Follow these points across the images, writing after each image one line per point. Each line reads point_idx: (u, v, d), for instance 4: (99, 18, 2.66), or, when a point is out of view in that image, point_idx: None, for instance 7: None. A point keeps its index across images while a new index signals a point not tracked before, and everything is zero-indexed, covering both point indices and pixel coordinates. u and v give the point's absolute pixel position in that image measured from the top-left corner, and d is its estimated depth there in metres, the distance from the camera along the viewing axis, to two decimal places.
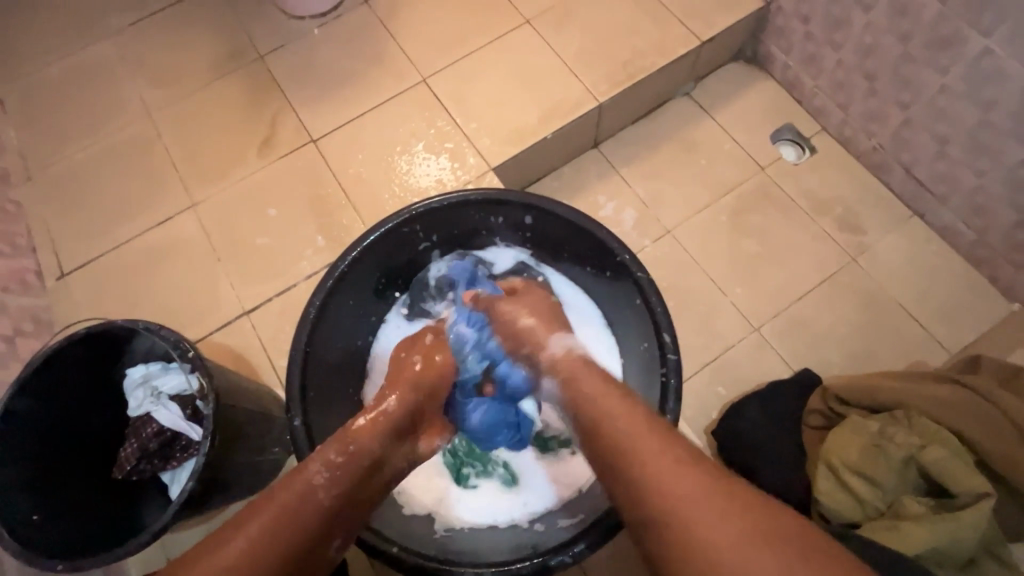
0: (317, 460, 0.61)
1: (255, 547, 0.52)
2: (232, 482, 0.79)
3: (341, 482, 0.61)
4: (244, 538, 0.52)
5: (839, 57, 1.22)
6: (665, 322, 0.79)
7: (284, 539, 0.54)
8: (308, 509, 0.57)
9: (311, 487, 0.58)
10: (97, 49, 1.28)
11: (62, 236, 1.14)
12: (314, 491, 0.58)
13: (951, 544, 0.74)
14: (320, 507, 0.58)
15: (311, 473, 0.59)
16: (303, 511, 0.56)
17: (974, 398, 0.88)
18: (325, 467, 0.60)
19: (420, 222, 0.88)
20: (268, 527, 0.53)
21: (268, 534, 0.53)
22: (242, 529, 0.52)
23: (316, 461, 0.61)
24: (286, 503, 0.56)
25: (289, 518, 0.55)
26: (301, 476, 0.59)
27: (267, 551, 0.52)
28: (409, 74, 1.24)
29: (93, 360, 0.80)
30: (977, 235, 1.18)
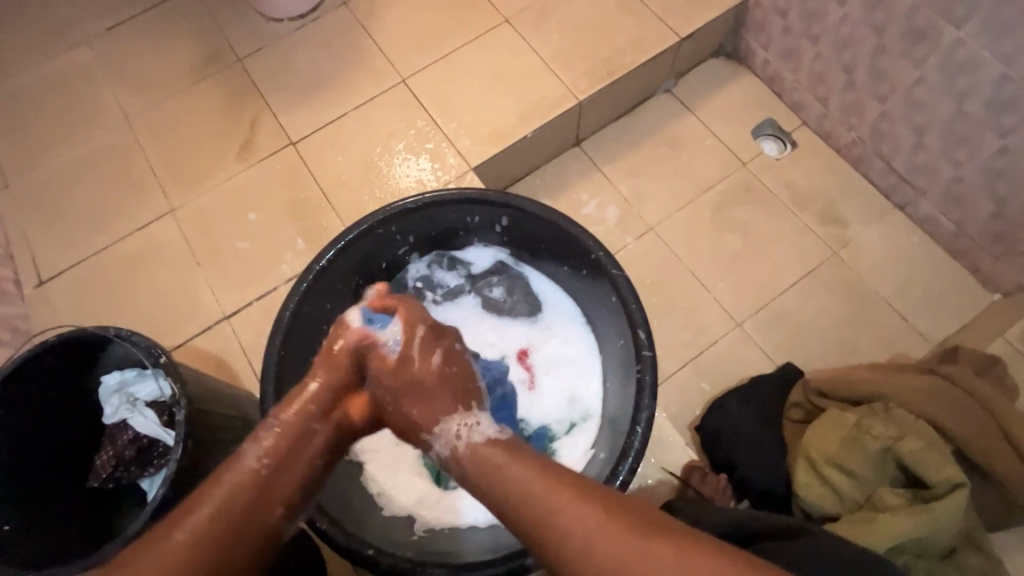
0: (251, 442, 0.57)
1: (190, 541, 0.49)
2: None
3: (280, 456, 0.56)
4: (181, 534, 0.49)
5: (817, 51, 1.23)
6: (641, 318, 0.79)
7: (228, 528, 0.51)
8: (244, 492, 0.53)
9: (247, 472, 0.54)
10: (74, 55, 1.27)
11: (40, 244, 1.13)
12: (251, 475, 0.54)
13: (925, 535, 0.75)
14: (257, 485, 0.54)
15: (245, 459, 0.55)
16: (238, 499, 0.53)
17: (950, 388, 0.89)
18: (259, 447, 0.56)
19: (395, 224, 0.88)
20: (206, 519, 0.51)
21: (204, 524, 0.50)
22: (177, 525, 0.50)
23: (249, 445, 0.57)
24: (222, 491, 0.53)
25: (226, 506, 0.52)
26: (236, 465, 0.55)
27: (203, 542, 0.49)
28: (388, 75, 1.24)
29: (67, 368, 0.79)
30: (956, 226, 1.18)
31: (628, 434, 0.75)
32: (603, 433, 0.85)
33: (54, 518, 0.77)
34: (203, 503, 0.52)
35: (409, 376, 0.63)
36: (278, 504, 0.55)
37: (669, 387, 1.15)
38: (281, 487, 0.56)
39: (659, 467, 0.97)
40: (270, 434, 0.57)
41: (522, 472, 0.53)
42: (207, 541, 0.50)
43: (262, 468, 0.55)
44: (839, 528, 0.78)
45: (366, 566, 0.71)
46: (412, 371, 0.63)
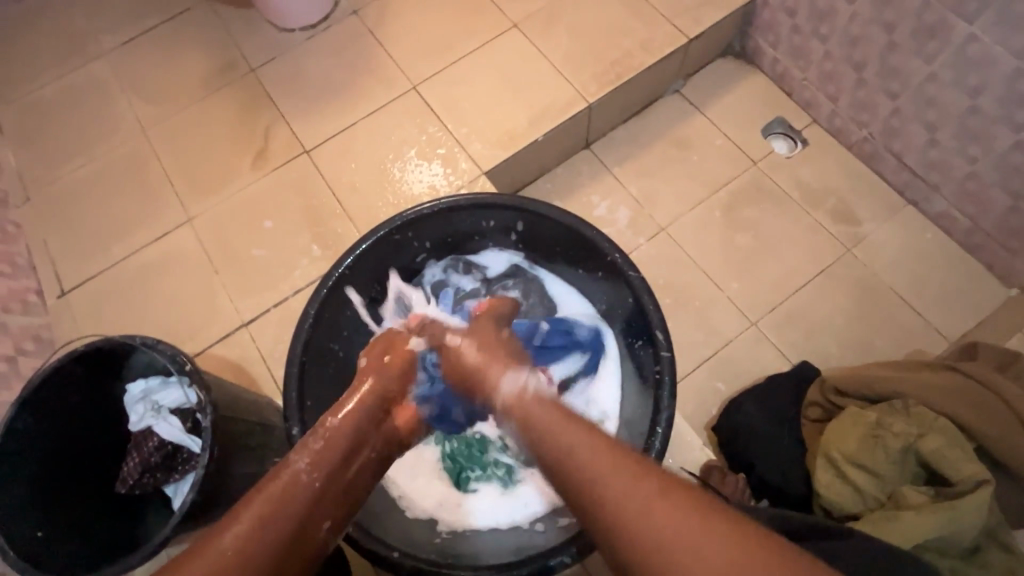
0: (297, 454, 0.60)
1: (246, 539, 0.52)
2: (232, 492, 0.80)
3: (326, 466, 0.60)
4: (226, 540, 0.52)
5: (827, 48, 1.22)
6: (658, 319, 0.79)
7: (267, 533, 0.53)
8: (296, 500, 0.56)
9: (296, 478, 0.57)
10: (91, 69, 1.30)
11: (61, 255, 1.15)
12: (300, 481, 0.57)
13: (950, 532, 0.74)
14: (306, 492, 0.57)
15: (294, 467, 0.58)
16: (287, 504, 0.55)
17: (969, 383, 0.88)
18: (308, 456, 0.60)
19: (411, 230, 0.89)
20: (257, 518, 0.54)
21: (259, 520, 0.54)
22: (232, 523, 0.53)
23: (298, 454, 0.60)
24: (272, 496, 0.56)
25: (277, 510, 0.55)
26: (281, 470, 0.58)
27: (255, 541, 0.52)
28: (399, 82, 1.25)
29: (93, 377, 0.80)
30: (971, 222, 1.18)
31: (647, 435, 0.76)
32: (621, 434, 0.86)
33: (84, 524, 0.79)
34: (258, 501, 0.55)
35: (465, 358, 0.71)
36: (323, 514, 0.58)
37: (685, 387, 1.15)
38: (327, 494, 0.59)
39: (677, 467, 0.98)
40: (319, 442, 0.62)
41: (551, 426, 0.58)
42: (255, 544, 0.52)
43: (312, 477, 0.58)
44: (863, 525, 0.77)
45: (391, 569, 0.72)
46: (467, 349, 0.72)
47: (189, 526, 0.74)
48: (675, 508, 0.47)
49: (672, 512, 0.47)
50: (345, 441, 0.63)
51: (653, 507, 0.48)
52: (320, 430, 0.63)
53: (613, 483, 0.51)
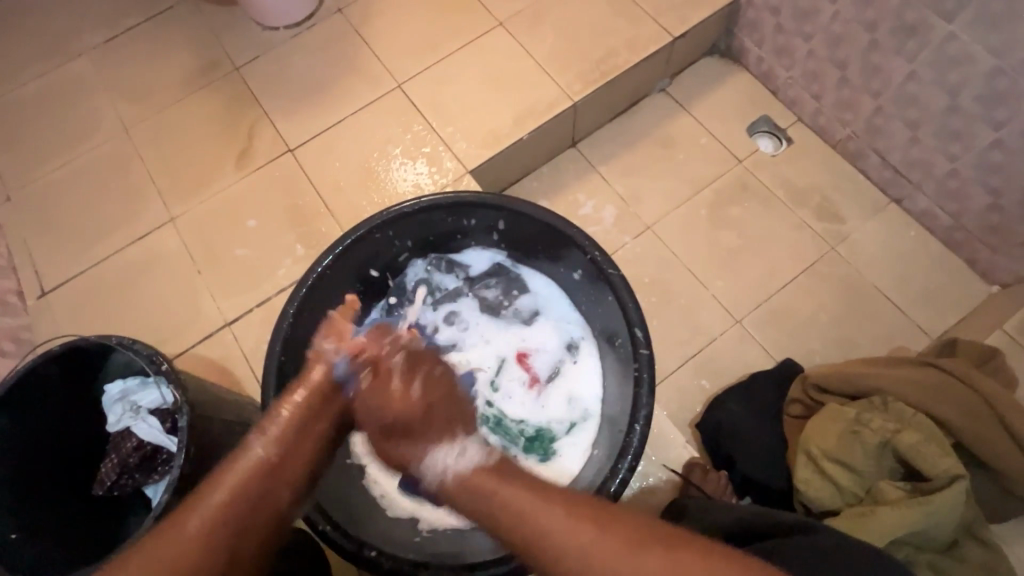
0: (257, 435, 0.61)
1: (212, 524, 0.53)
2: None
3: (282, 443, 0.61)
4: (193, 520, 0.53)
5: (810, 47, 1.23)
6: (637, 317, 0.79)
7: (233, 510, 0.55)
8: (256, 479, 0.57)
9: (256, 461, 0.58)
10: (73, 67, 1.29)
11: (42, 255, 1.14)
12: (258, 463, 0.58)
13: (924, 528, 0.75)
14: (265, 471, 0.58)
15: (252, 448, 0.59)
16: (248, 485, 0.56)
17: (947, 379, 0.89)
18: (263, 438, 0.60)
19: (392, 228, 0.88)
20: (224, 493, 0.55)
21: (221, 505, 0.54)
22: (193, 509, 0.54)
23: (254, 437, 0.60)
24: (232, 479, 0.56)
25: (239, 491, 0.56)
26: (242, 453, 0.59)
27: (220, 524, 0.53)
28: (384, 81, 1.24)
29: (70, 378, 0.80)
30: (952, 219, 1.19)
31: (627, 432, 0.76)
32: (602, 432, 0.86)
33: (60, 526, 0.78)
34: (216, 485, 0.56)
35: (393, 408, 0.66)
36: (283, 483, 0.59)
37: (670, 385, 1.15)
38: (286, 468, 0.60)
39: (660, 465, 0.97)
40: (275, 427, 0.62)
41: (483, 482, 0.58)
42: (220, 528, 0.53)
43: (271, 456, 0.59)
44: (839, 521, 0.78)
45: (369, 568, 0.72)
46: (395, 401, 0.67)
47: None
48: (577, 536, 0.49)
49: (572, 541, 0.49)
50: (300, 416, 0.63)
51: (583, 536, 0.49)
52: (274, 414, 0.63)
53: (544, 526, 0.51)
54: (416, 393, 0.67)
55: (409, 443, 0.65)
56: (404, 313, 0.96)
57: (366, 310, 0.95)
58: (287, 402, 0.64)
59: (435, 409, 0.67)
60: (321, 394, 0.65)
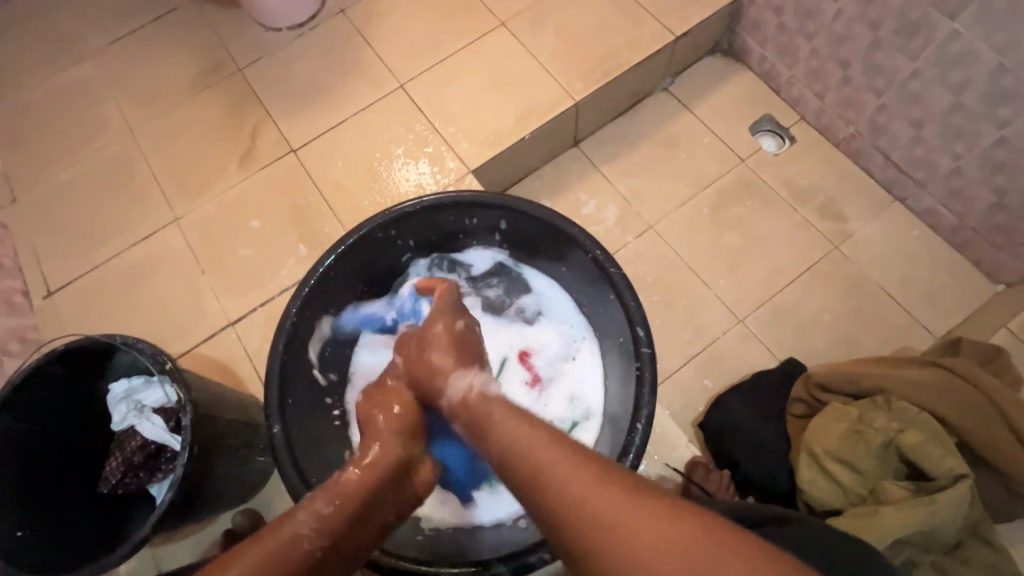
0: (305, 510, 0.57)
1: None
2: (212, 491, 0.80)
3: (329, 534, 0.57)
4: None
5: (813, 46, 1.23)
6: (639, 316, 0.79)
7: None
8: (296, 568, 0.53)
9: (297, 545, 0.54)
10: (78, 69, 1.29)
11: (48, 256, 1.15)
12: (301, 548, 0.54)
13: (927, 526, 0.75)
14: (305, 561, 0.54)
15: (297, 524, 0.55)
16: (282, 572, 0.52)
17: (952, 379, 0.88)
18: (315, 518, 0.57)
19: (394, 228, 0.89)
20: (252, 574, 0.50)
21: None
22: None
23: (305, 511, 0.57)
24: (270, 560, 0.52)
25: (272, 571, 0.51)
26: (286, 522, 0.55)
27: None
28: (386, 81, 1.25)
29: (75, 377, 0.80)
30: (957, 218, 1.18)
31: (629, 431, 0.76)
32: (605, 431, 0.86)
33: (66, 524, 0.79)
34: (251, 563, 0.51)
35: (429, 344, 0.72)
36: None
37: (673, 385, 1.15)
38: (325, 564, 0.56)
39: (661, 463, 0.99)
40: (330, 505, 0.58)
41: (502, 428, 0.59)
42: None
43: (316, 548, 0.55)
44: (843, 521, 0.77)
45: (371, 567, 0.72)
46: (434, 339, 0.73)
47: (169, 525, 0.74)
48: (588, 478, 0.48)
49: (583, 482, 0.48)
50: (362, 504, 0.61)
51: (587, 489, 0.47)
52: (332, 490, 0.60)
53: (552, 468, 0.50)
54: (458, 328, 0.74)
55: (432, 372, 0.69)
56: None
57: None
58: (350, 482, 0.62)
59: (465, 348, 0.72)
60: (379, 477, 0.64)
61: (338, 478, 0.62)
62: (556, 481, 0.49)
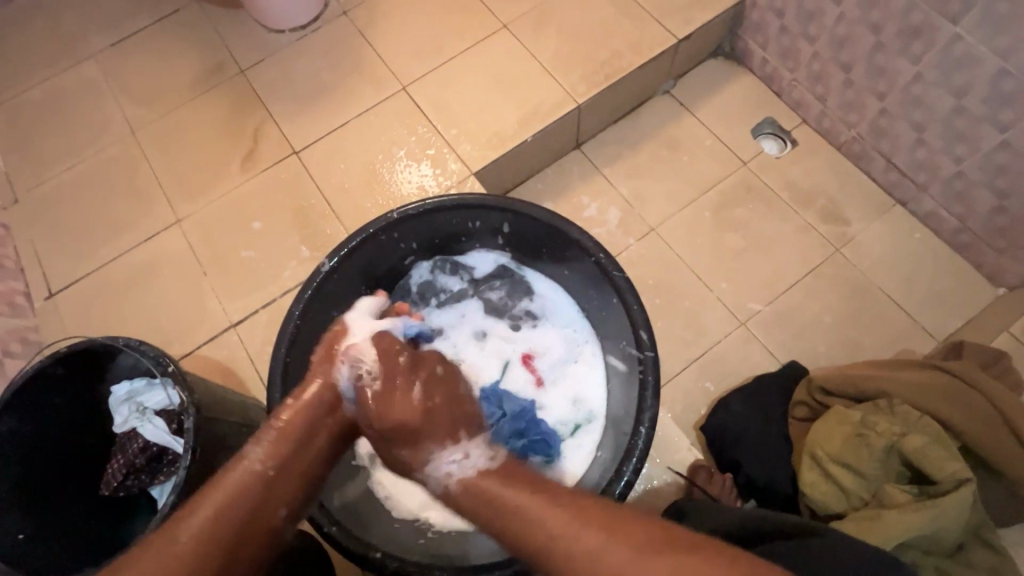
0: (253, 445, 0.61)
1: (200, 536, 0.53)
2: None
3: (278, 458, 0.61)
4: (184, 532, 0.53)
5: (815, 49, 1.23)
6: (642, 319, 0.79)
7: (224, 517, 0.55)
8: (249, 490, 0.58)
9: (251, 474, 0.59)
10: (80, 69, 1.29)
11: (49, 257, 1.15)
12: (251, 475, 0.59)
13: (931, 530, 0.74)
14: (258, 482, 0.59)
15: (247, 461, 0.60)
16: (239, 498, 0.57)
17: (955, 382, 0.88)
18: (260, 448, 0.61)
19: (397, 230, 0.89)
20: (214, 507, 0.56)
21: (211, 519, 0.55)
22: (183, 520, 0.54)
23: (250, 448, 0.61)
24: (224, 492, 0.57)
25: (231, 503, 0.56)
26: (239, 462, 0.60)
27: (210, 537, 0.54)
28: (389, 83, 1.25)
29: (77, 379, 0.80)
30: (959, 222, 1.18)
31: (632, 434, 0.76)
32: (607, 433, 0.86)
33: (68, 526, 0.78)
34: (208, 501, 0.56)
35: (393, 412, 0.64)
36: (278, 500, 0.59)
37: (674, 387, 1.15)
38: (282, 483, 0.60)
39: (664, 467, 0.97)
40: (270, 438, 0.62)
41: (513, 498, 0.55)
42: (210, 542, 0.53)
43: (266, 467, 0.60)
44: (846, 523, 0.77)
45: (373, 569, 0.72)
46: (396, 404, 0.65)
47: None
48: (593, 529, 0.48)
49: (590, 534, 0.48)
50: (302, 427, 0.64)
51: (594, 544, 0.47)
52: (273, 426, 0.64)
53: (582, 545, 0.48)
54: (418, 398, 0.65)
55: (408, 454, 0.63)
56: None
57: None
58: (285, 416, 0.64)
59: (438, 408, 0.65)
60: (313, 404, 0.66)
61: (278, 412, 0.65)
62: (585, 562, 0.47)
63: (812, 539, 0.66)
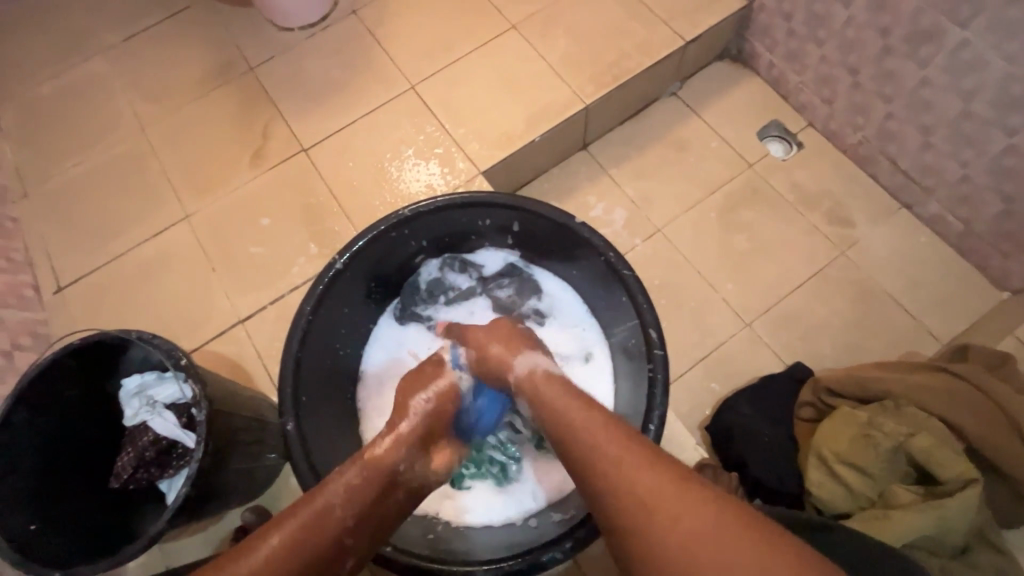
0: (336, 480, 0.62)
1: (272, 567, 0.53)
2: (224, 487, 0.80)
3: (358, 504, 0.61)
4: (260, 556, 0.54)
5: (823, 52, 1.23)
6: (651, 318, 0.80)
7: (302, 551, 0.56)
8: (327, 531, 0.58)
9: (327, 512, 0.59)
10: (90, 66, 1.30)
11: (59, 251, 1.16)
12: (330, 514, 0.59)
13: (937, 530, 0.75)
14: (337, 528, 0.59)
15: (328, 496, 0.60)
16: (315, 536, 0.57)
17: (960, 384, 0.89)
18: (345, 488, 0.61)
19: (407, 227, 0.89)
20: (290, 538, 0.56)
21: (287, 548, 0.55)
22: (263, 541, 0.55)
23: (336, 482, 0.62)
24: (303, 522, 0.57)
25: (309, 536, 0.56)
26: (319, 494, 0.60)
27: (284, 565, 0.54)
28: (398, 82, 1.25)
29: (88, 372, 0.81)
30: (964, 225, 1.19)
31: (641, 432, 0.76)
32: None
33: (77, 519, 0.79)
34: (290, 524, 0.57)
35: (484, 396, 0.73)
36: (346, 550, 0.60)
37: (680, 387, 1.15)
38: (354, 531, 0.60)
39: None
40: (360, 474, 0.63)
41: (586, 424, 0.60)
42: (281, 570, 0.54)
43: (344, 511, 0.60)
44: (853, 522, 0.78)
45: (383, 563, 0.72)
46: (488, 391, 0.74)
47: (182, 521, 0.74)
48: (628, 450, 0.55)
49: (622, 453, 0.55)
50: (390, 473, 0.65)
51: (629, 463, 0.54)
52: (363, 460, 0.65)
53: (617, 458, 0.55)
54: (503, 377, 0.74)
55: None
56: (416, 312, 0.97)
57: (381, 309, 0.97)
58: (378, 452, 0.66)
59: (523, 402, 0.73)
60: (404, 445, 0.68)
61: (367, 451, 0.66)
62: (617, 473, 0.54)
63: (820, 537, 0.69)
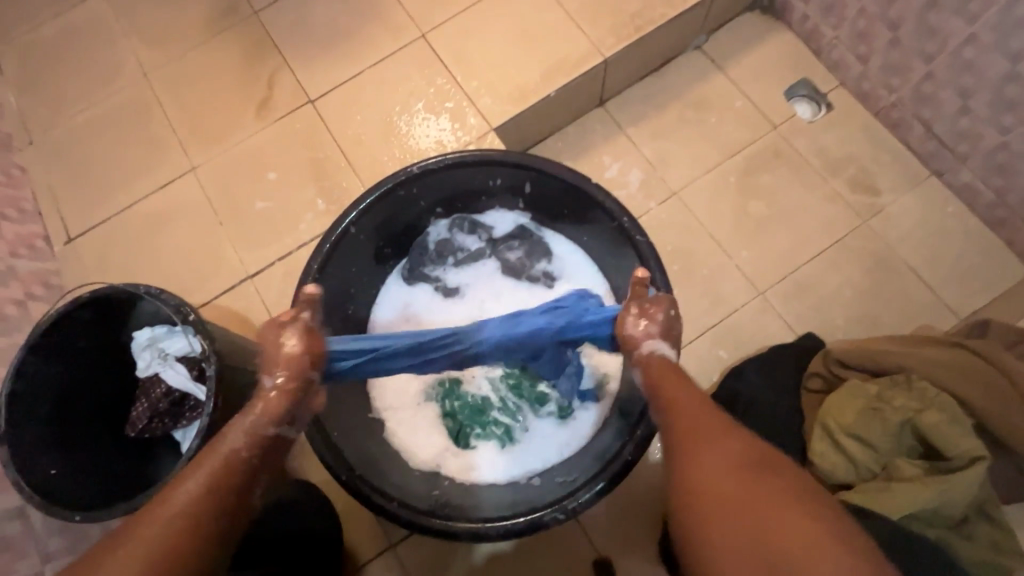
0: (234, 428, 0.60)
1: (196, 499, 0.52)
2: None
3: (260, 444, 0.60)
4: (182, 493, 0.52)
5: (861, 4, 1.15)
6: (663, 286, 0.78)
7: (218, 492, 0.53)
8: (231, 471, 0.56)
9: (230, 454, 0.57)
10: (89, 6, 1.25)
11: (68, 202, 1.15)
12: (236, 456, 0.57)
13: (939, 505, 0.74)
14: (243, 467, 0.57)
15: (227, 443, 0.58)
16: (229, 476, 0.55)
17: (975, 361, 0.87)
18: (245, 434, 0.60)
19: (415, 185, 0.87)
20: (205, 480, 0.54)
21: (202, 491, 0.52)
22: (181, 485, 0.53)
23: (233, 431, 0.60)
24: (213, 464, 0.55)
25: (220, 479, 0.54)
26: (219, 446, 0.58)
27: (203, 504, 0.52)
28: (407, 30, 1.20)
29: (100, 324, 0.81)
30: (996, 196, 1.14)
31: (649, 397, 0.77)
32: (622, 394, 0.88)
33: (98, 465, 0.81)
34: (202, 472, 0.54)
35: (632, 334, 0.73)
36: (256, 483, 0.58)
37: (688, 354, 1.14)
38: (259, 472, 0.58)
39: None
40: (256, 419, 0.61)
41: (689, 401, 0.63)
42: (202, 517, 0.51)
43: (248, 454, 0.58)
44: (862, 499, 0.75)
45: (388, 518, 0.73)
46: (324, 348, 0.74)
47: None
48: (711, 413, 0.61)
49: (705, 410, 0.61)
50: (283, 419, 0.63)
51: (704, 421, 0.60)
52: (257, 406, 0.63)
53: (688, 408, 0.62)
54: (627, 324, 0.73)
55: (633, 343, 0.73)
56: (425, 272, 0.97)
57: (388, 269, 0.97)
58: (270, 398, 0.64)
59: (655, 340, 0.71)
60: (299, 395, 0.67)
61: (257, 396, 0.64)
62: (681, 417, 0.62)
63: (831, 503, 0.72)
